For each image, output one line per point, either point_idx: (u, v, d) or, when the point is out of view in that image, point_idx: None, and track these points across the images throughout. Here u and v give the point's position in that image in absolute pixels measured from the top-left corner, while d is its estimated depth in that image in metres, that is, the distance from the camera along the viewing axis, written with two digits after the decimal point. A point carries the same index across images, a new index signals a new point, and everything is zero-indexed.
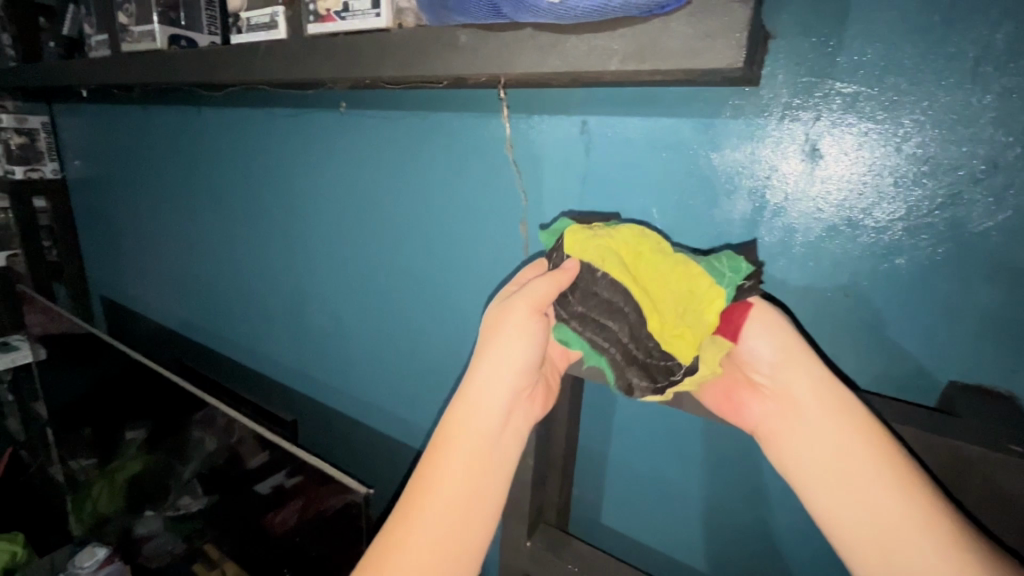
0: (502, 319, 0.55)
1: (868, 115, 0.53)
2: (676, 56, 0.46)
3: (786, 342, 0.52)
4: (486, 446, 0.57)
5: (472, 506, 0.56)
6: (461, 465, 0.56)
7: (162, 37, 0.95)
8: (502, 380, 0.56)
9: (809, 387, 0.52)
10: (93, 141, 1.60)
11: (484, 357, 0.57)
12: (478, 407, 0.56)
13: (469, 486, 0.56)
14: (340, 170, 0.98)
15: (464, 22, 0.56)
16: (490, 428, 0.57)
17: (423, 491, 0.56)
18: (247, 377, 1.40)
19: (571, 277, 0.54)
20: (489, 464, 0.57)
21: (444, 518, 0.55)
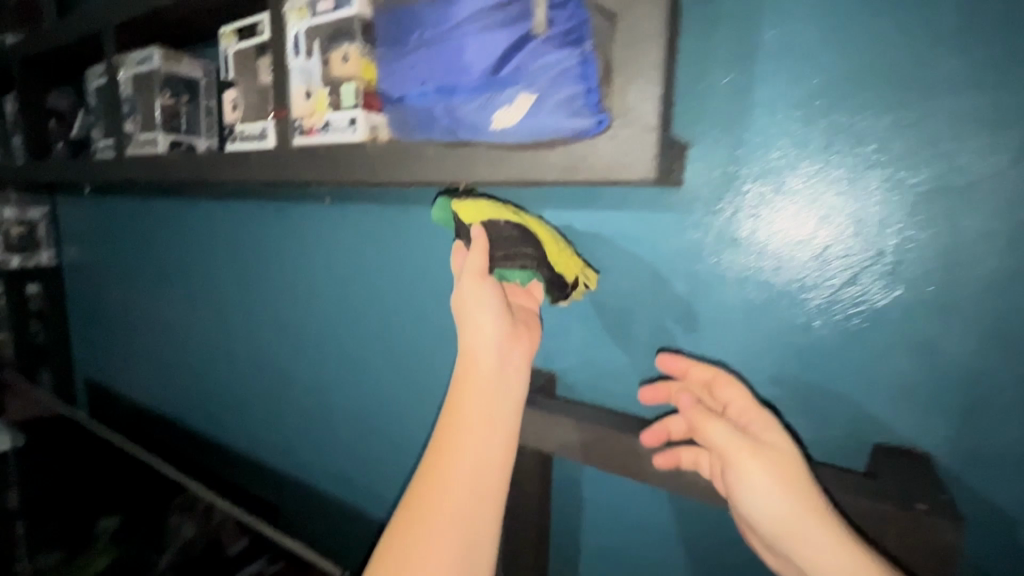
0: (464, 289, 0.61)
1: (775, 210, 0.61)
2: (603, 169, 0.54)
3: (782, 502, 0.49)
4: (488, 396, 0.58)
5: (488, 462, 0.55)
6: (466, 424, 0.56)
7: (164, 143, 1.05)
8: (490, 330, 0.60)
9: (813, 550, 0.47)
10: (91, 229, 1.68)
11: (463, 323, 0.61)
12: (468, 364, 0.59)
13: (478, 441, 0.56)
14: (323, 256, 1.05)
15: (426, 139, 0.64)
16: (487, 378, 0.58)
17: (435, 466, 0.55)
18: (229, 458, 1.40)
19: (484, 237, 0.61)
20: (494, 415, 0.57)
21: (460, 480, 0.54)
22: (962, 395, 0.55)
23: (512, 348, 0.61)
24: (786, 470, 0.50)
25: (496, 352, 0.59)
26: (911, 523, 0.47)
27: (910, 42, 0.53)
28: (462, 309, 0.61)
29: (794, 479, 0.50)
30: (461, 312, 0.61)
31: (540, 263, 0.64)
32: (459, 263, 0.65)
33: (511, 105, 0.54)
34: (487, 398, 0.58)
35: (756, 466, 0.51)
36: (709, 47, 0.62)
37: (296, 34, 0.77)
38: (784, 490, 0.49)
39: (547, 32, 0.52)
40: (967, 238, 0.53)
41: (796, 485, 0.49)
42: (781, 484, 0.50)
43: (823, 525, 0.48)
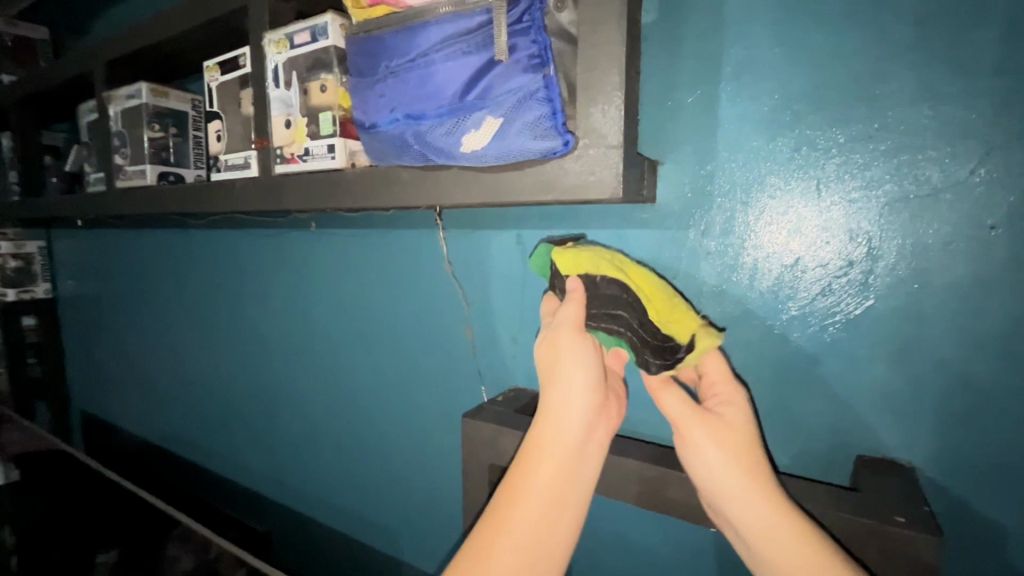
0: (558, 341, 0.54)
1: (746, 223, 0.62)
2: (572, 189, 0.55)
3: (730, 475, 0.50)
4: (566, 467, 0.50)
5: (552, 543, 0.48)
6: (536, 492, 0.49)
7: (152, 174, 1.07)
8: (579, 392, 0.52)
9: (745, 517, 0.49)
10: (87, 261, 1.69)
11: (548, 377, 0.54)
12: (547, 423, 0.51)
13: (544, 516, 0.48)
14: (311, 281, 1.06)
15: (401, 164, 0.65)
16: (566, 444, 0.51)
17: (495, 529, 0.48)
18: (222, 488, 1.39)
19: (580, 292, 0.56)
20: (568, 488, 0.50)
21: (518, 556, 0.47)
22: (938, 403, 0.55)
23: (602, 417, 0.53)
24: (740, 446, 0.51)
25: (583, 419, 0.51)
26: (892, 539, 0.46)
27: (866, 55, 0.54)
28: (551, 361, 0.54)
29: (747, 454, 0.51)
30: (551, 355, 0.54)
31: (639, 327, 0.56)
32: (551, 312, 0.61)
33: (478, 129, 0.55)
34: (565, 468, 0.50)
35: (710, 441, 0.51)
36: (673, 67, 0.63)
37: (274, 66, 0.79)
38: (733, 460, 0.50)
39: (510, 58, 0.52)
40: (934, 246, 0.53)
41: (750, 462, 0.50)
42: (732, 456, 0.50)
43: (769, 500, 0.49)
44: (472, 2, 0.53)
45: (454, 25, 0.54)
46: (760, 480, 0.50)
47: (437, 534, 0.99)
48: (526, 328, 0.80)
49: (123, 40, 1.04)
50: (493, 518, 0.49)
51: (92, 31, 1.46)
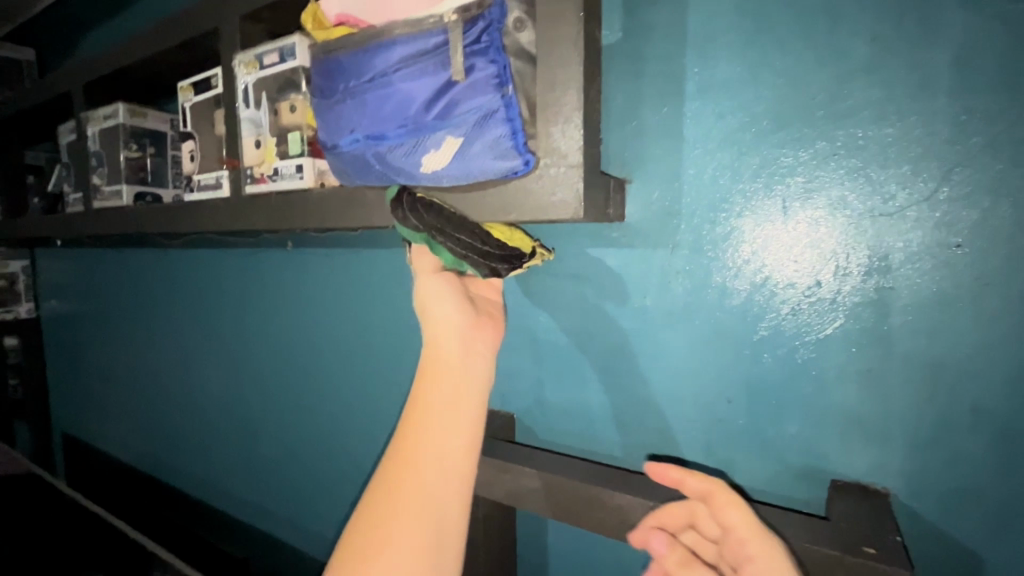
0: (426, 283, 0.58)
1: (713, 243, 0.61)
2: (533, 210, 0.54)
3: None
4: (459, 373, 0.53)
5: (458, 447, 0.50)
6: (434, 405, 0.50)
7: (128, 195, 1.07)
8: (457, 305, 0.56)
9: None
10: (70, 281, 1.68)
11: (428, 304, 0.57)
12: (433, 342, 0.54)
13: (446, 425, 0.50)
14: (287, 301, 1.05)
15: (366, 184, 0.64)
16: (452, 355, 0.53)
17: (402, 457, 0.49)
18: (201, 512, 1.35)
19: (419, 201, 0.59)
20: (463, 400, 0.52)
21: (432, 468, 0.48)
22: (909, 424, 0.54)
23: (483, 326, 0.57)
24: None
25: (463, 328, 0.55)
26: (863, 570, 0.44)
27: (827, 72, 0.54)
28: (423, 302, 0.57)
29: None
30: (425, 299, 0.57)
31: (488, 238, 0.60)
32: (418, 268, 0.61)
33: (438, 149, 0.54)
34: (455, 387, 0.52)
35: None
36: (638, 84, 0.63)
37: (244, 87, 0.78)
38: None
39: (467, 78, 0.52)
40: (901, 265, 0.52)
41: None
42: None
43: None
44: (430, 22, 0.53)
45: (412, 46, 0.54)
46: None
47: None
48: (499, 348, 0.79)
49: (100, 61, 1.04)
50: (399, 451, 0.49)
51: (77, 52, 1.46)
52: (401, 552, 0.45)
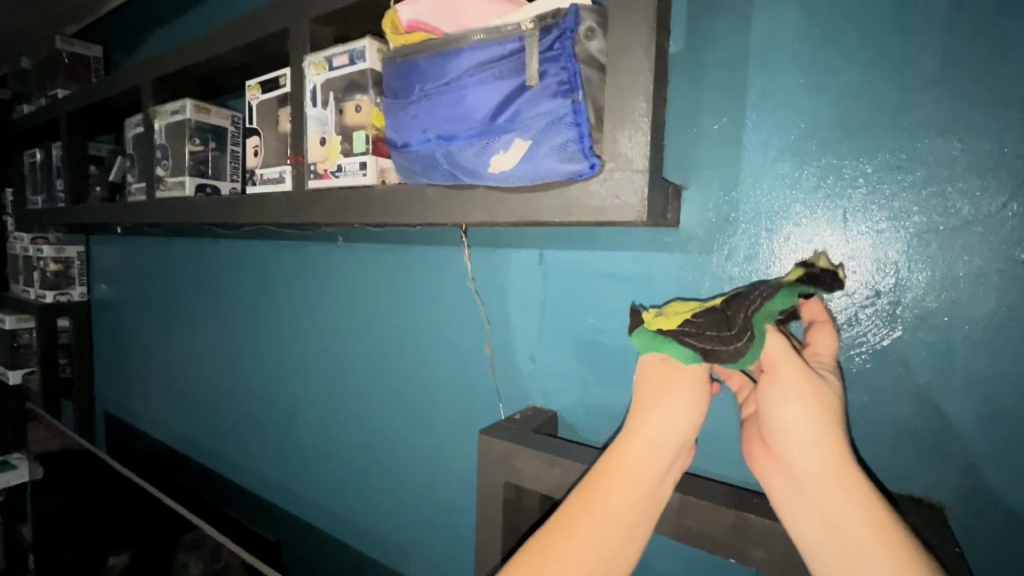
0: (676, 374, 0.52)
1: (773, 251, 0.62)
2: (596, 211, 0.56)
3: (815, 410, 0.47)
4: (643, 489, 0.50)
5: (620, 542, 0.49)
6: (610, 505, 0.50)
7: (190, 186, 1.12)
8: (684, 416, 0.52)
9: (812, 468, 0.46)
10: (121, 267, 1.76)
11: (647, 397, 0.53)
12: (642, 442, 0.51)
13: (614, 531, 0.49)
14: (334, 292, 1.08)
15: (430, 182, 0.67)
16: (649, 468, 0.51)
17: (564, 529, 0.50)
18: (237, 496, 1.40)
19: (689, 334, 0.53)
20: (643, 502, 0.51)
21: (592, 552, 0.48)
22: (969, 438, 0.53)
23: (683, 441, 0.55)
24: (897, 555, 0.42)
25: (674, 444, 0.52)
26: None
27: (894, 85, 0.54)
28: (661, 385, 0.53)
29: (890, 537, 0.43)
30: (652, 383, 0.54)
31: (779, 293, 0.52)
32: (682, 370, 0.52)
33: (507, 150, 0.57)
34: (643, 487, 0.50)
35: (795, 388, 0.47)
36: (698, 94, 0.65)
37: (313, 86, 0.82)
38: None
39: (540, 83, 0.54)
40: (963, 278, 0.52)
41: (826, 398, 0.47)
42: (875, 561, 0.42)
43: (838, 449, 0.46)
44: (506, 29, 0.56)
45: (487, 51, 0.57)
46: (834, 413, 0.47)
47: (450, 556, 0.98)
48: (544, 347, 0.81)
49: (170, 58, 1.10)
50: (573, 512, 0.50)
51: (143, 50, 1.54)
52: None
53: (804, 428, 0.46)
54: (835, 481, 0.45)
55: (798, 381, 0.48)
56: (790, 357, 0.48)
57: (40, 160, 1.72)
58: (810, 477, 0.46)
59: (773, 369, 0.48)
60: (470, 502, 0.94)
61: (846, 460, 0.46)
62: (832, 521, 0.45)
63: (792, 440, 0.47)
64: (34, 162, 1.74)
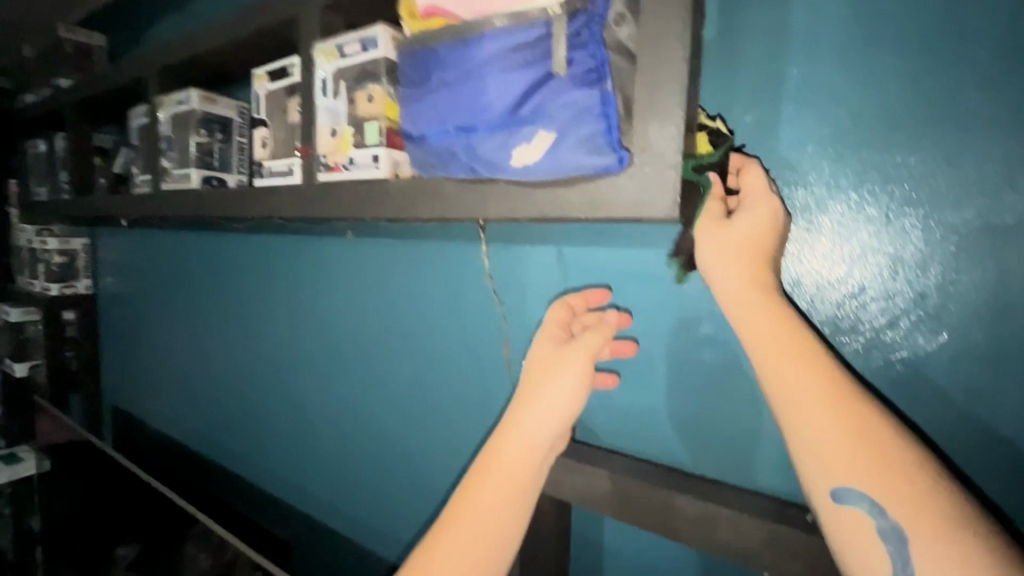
0: (557, 360, 0.60)
1: (804, 251, 0.60)
2: (623, 207, 0.53)
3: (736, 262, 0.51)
4: (524, 470, 0.58)
5: (503, 517, 0.57)
6: (483, 504, 0.57)
7: (197, 178, 1.09)
8: (566, 399, 0.58)
9: (745, 316, 0.51)
10: (127, 260, 1.74)
11: (526, 396, 0.60)
12: (523, 424, 0.59)
13: (499, 504, 0.57)
14: (344, 287, 1.06)
15: (447, 176, 0.64)
16: (530, 454, 0.58)
17: (458, 508, 0.57)
18: (245, 492, 1.39)
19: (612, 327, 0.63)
20: (522, 481, 0.58)
21: (480, 524, 0.56)
22: (1020, 453, 0.51)
23: (559, 437, 0.62)
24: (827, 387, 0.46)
25: (551, 429, 0.58)
26: None
27: (944, 75, 0.51)
28: (543, 373, 0.60)
29: (820, 373, 0.47)
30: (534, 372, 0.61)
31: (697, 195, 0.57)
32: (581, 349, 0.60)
33: (529, 143, 0.54)
34: (522, 467, 0.58)
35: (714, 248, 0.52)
36: (729, 86, 0.62)
37: (323, 75, 0.80)
38: (827, 412, 0.45)
39: (566, 72, 0.52)
40: (1017, 279, 0.49)
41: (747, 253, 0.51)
42: (803, 390, 0.46)
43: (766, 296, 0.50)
44: (530, 15, 0.53)
45: (510, 38, 0.54)
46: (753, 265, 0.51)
47: None
48: None
49: (175, 47, 1.07)
50: (463, 492, 0.58)
51: (147, 39, 1.52)
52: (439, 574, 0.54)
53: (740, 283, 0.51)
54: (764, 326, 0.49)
55: (721, 237, 0.52)
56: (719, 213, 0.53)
57: (44, 151, 1.70)
58: (750, 325, 0.50)
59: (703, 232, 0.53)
60: None
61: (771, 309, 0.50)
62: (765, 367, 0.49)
63: (732, 301, 0.51)
64: (38, 153, 1.72)
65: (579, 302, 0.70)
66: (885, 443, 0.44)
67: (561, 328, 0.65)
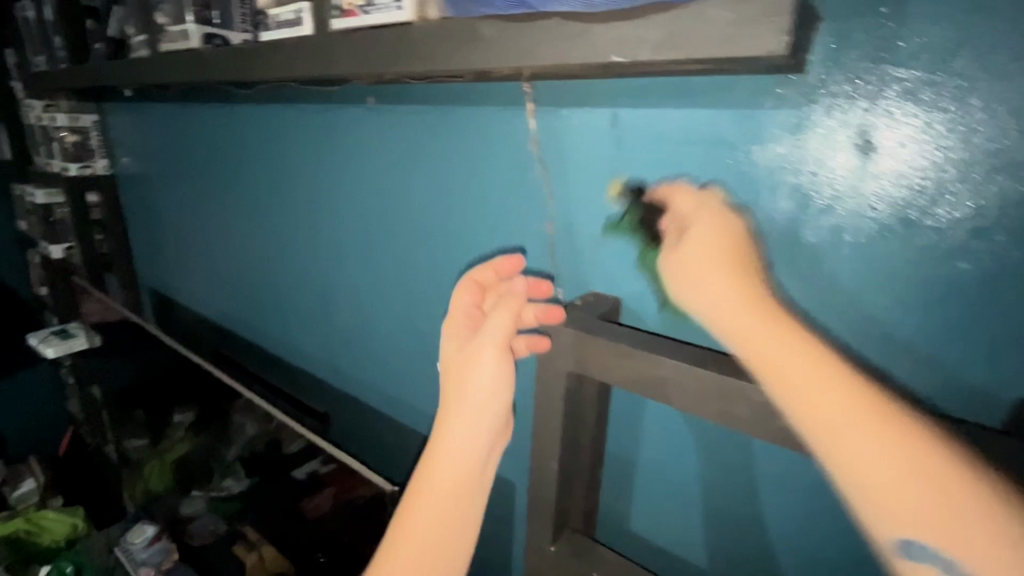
0: (479, 351, 0.63)
1: (833, 165, 0.55)
2: (714, 45, 0.42)
3: (707, 274, 0.45)
4: (470, 457, 0.63)
5: (456, 503, 0.62)
6: (434, 500, 0.62)
7: (196, 36, 0.97)
8: (492, 381, 0.63)
9: (730, 329, 0.43)
10: (139, 138, 1.67)
11: (457, 390, 0.64)
12: (450, 412, 0.63)
13: (448, 492, 0.62)
14: (367, 162, 0.98)
15: (488, 14, 0.53)
16: (472, 443, 0.63)
17: (413, 503, 0.62)
18: (282, 369, 1.44)
19: (519, 301, 0.64)
20: (467, 468, 0.63)
21: (432, 512, 0.61)
22: None
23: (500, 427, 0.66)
24: (856, 412, 0.37)
25: (484, 415, 0.63)
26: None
27: None
28: (466, 366, 0.64)
29: (829, 381, 0.38)
30: (458, 367, 0.65)
31: None
32: (489, 341, 0.63)
33: None
34: (462, 454, 0.63)
35: (683, 268, 0.47)
36: None
37: None
38: (848, 423, 0.37)
39: None
40: None
41: (719, 262, 0.45)
42: (815, 406, 0.38)
43: (754, 307, 0.43)
44: None
45: None
46: (727, 271, 0.45)
47: None
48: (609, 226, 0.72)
49: None
50: (418, 484, 0.63)
51: None
52: (407, 557, 0.60)
53: (751, 326, 0.42)
54: (757, 334, 0.42)
55: (681, 261, 0.47)
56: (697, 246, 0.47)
57: (32, 14, 1.55)
58: (784, 377, 0.40)
59: (684, 275, 0.47)
60: (522, 385, 0.93)
61: (758, 313, 0.42)
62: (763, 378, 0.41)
63: (714, 315, 0.44)
64: (27, 16, 1.57)
65: (489, 276, 0.70)
66: (929, 457, 0.34)
67: (470, 317, 0.69)
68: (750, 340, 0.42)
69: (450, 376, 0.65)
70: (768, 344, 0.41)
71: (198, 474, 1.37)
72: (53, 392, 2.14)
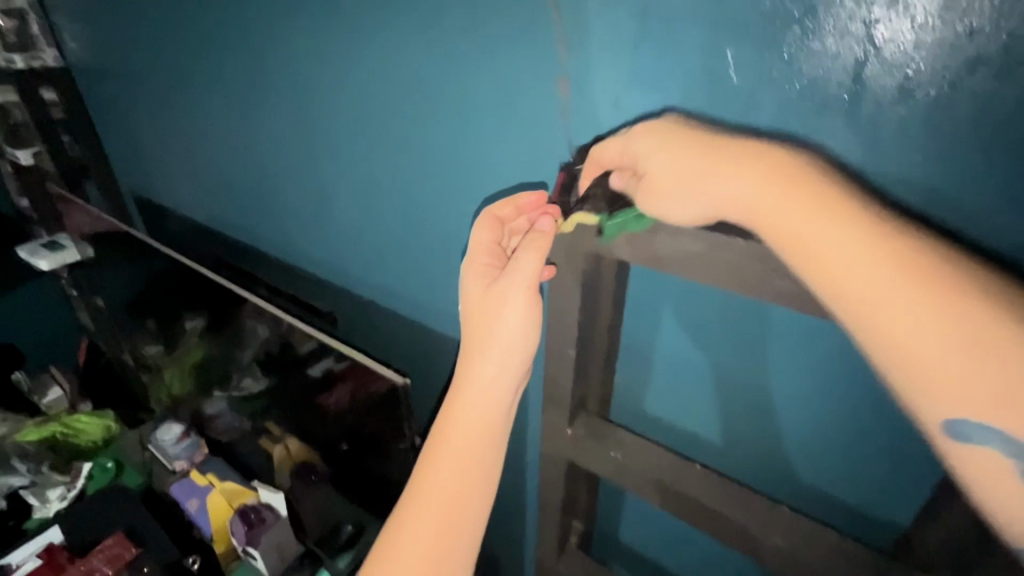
0: (505, 292, 0.68)
1: (839, 9, 0.49)
2: None
3: (775, 184, 0.51)
4: (494, 390, 0.70)
5: (480, 429, 0.70)
6: (463, 425, 0.70)
7: None
8: (517, 321, 0.68)
9: (817, 235, 0.49)
10: (88, 17, 1.46)
11: (485, 327, 0.69)
12: (477, 344, 0.70)
13: (477, 418, 0.70)
14: (348, 24, 0.84)
15: None
16: (497, 378, 0.70)
17: (445, 424, 0.71)
18: (281, 271, 1.40)
19: (546, 237, 0.64)
20: (491, 399, 0.70)
21: (462, 437, 0.70)
22: None
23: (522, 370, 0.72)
24: (930, 306, 0.45)
25: (506, 352, 0.69)
26: None
27: None
28: (494, 306, 0.69)
29: (915, 278, 0.46)
30: (486, 305, 0.69)
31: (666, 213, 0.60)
32: (512, 279, 0.67)
33: None
34: (488, 388, 0.70)
35: (747, 181, 0.52)
36: None
37: None
38: (923, 316, 0.45)
39: None
40: None
41: (790, 175, 0.51)
42: (901, 301, 0.46)
43: (839, 216, 0.49)
44: None
45: None
46: (802, 183, 0.51)
47: None
48: (631, 91, 0.63)
49: None
50: (450, 408, 0.71)
51: None
52: (443, 469, 0.70)
53: (797, 213, 0.50)
54: (846, 243, 0.48)
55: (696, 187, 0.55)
56: (707, 152, 0.55)
57: None
58: (857, 271, 0.48)
59: (702, 180, 0.55)
60: None
61: (847, 223, 0.48)
62: (844, 278, 0.48)
63: (797, 228, 0.50)
64: None
65: (509, 212, 0.72)
66: (994, 340, 0.43)
67: (492, 255, 0.72)
68: (838, 242, 0.48)
69: (480, 315, 0.70)
70: (860, 247, 0.48)
71: (217, 376, 1.47)
72: (56, 305, 2.13)
